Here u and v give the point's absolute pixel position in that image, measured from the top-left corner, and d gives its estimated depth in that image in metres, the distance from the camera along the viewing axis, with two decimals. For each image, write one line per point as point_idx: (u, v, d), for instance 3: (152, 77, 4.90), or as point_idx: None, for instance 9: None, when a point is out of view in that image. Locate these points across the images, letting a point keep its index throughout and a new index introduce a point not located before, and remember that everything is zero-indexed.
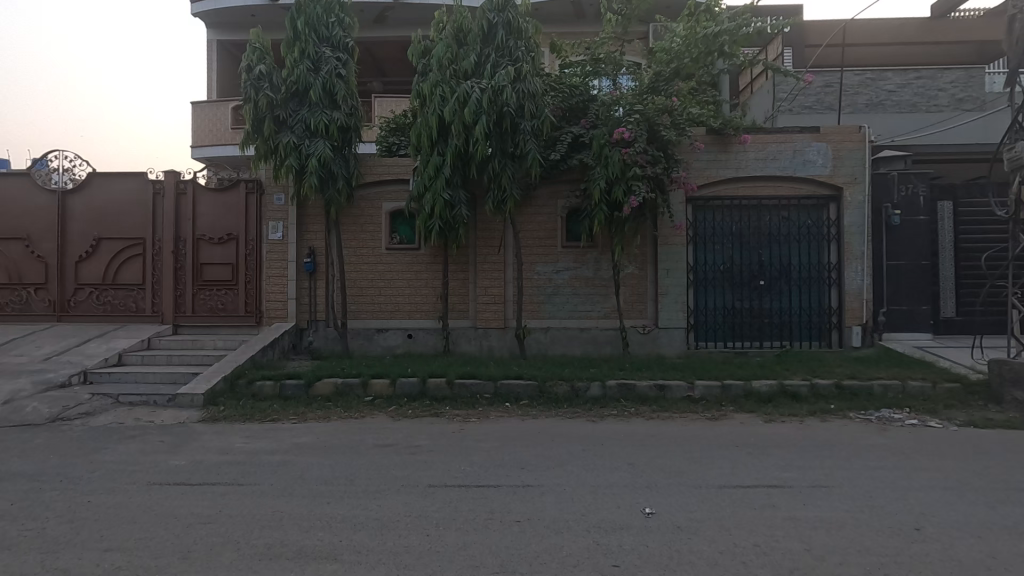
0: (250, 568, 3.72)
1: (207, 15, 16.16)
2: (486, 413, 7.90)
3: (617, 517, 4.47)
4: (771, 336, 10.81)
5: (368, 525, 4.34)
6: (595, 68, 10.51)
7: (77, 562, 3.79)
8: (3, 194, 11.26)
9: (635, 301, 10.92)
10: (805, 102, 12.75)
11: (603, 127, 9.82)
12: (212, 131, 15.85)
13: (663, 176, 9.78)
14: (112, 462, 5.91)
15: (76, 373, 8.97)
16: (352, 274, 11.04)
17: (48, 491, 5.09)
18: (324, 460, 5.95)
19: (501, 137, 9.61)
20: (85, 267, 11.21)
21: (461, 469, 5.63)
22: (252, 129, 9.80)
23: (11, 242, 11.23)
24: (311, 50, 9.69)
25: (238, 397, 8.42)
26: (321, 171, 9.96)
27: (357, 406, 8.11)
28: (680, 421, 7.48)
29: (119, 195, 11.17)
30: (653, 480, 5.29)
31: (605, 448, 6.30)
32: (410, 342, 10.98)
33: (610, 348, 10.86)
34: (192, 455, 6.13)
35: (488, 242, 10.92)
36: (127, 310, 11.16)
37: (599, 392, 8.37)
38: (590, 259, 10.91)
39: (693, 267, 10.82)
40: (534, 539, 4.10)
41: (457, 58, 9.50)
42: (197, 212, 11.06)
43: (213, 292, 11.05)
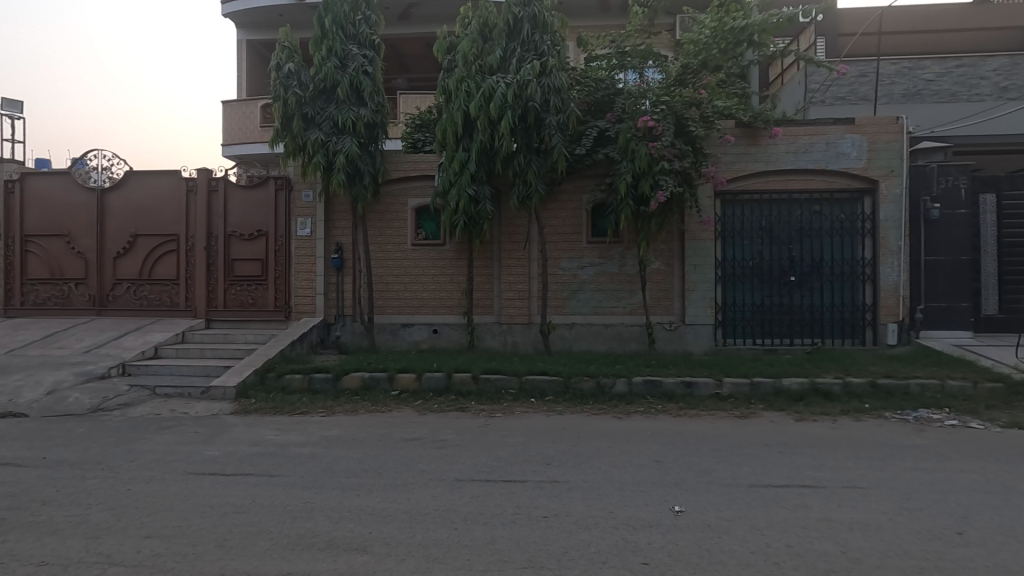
0: (283, 556, 3.80)
1: (237, 16, 16.47)
2: (511, 408, 7.91)
3: (645, 515, 4.43)
4: (801, 333, 10.57)
5: (397, 518, 4.38)
6: (621, 62, 10.39)
7: (119, 548, 3.91)
8: (45, 192, 11.66)
9: (662, 297, 10.78)
10: (838, 92, 12.52)
11: (629, 120, 9.69)
12: (242, 130, 16.17)
13: (691, 170, 9.66)
14: (150, 451, 6.09)
15: (115, 365, 9.26)
16: (378, 270, 11.15)
17: (91, 479, 5.27)
18: (353, 453, 6.03)
19: (526, 132, 9.58)
20: (122, 262, 11.57)
21: (487, 464, 5.64)
22: (281, 127, 9.95)
23: (53, 238, 11.64)
24: (338, 49, 9.79)
25: (268, 390, 8.60)
26: (349, 168, 10.09)
27: (384, 400, 8.21)
28: (706, 419, 7.38)
29: (154, 192, 11.48)
30: (681, 478, 5.23)
31: (631, 445, 6.24)
32: (435, 338, 11.05)
33: (636, 344, 10.76)
34: (225, 446, 6.28)
35: (513, 238, 10.91)
36: (162, 304, 11.47)
37: (624, 389, 8.32)
38: (615, 254, 10.81)
39: (721, 263, 10.64)
40: (563, 535, 4.09)
41: (483, 53, 9.50)
42: (229, 208, 11.30)
43: (244, 287, 11.29)
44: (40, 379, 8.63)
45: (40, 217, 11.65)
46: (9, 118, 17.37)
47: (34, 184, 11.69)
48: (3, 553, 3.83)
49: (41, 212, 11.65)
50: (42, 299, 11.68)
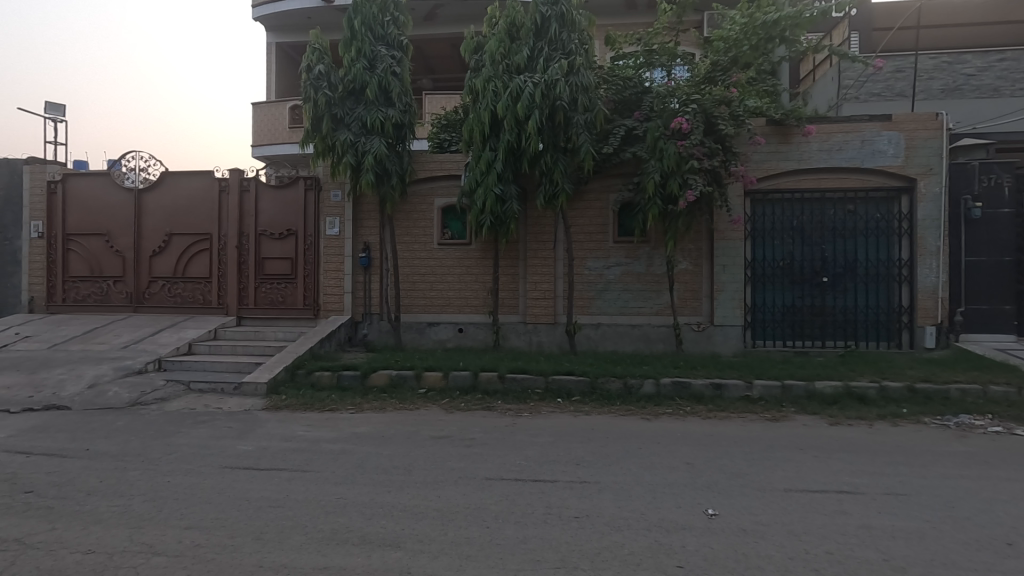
0: (319, 551, 3.85)
1: (267, 19, 16.78)
2: (537, 408, 7.91)
3: (678, 517, 4.38)
4: (834, 335, 10.32)
5: (428, 515, 4.41)
6: (648, 60, 10.30)
7: (161, 538, 4.01)
8: (85, 193, 12.04)
9: (690, 298, 10.66)
10: (874, 88, 12.17)
11: (657, 119, 9.58)
12: (272, 131, 16.45)
13: (721, 169, 9.51)
14: (187, 445, 6.25)
15: (151, 360, 9.51)
16: (404, 269, 11.25)
17: (132, 470, 5.43)
18: (383, 449, 6.09)
19: (553, 131, 9.56)
20: (158, 261, 11.89)
21: (516, 463, 5.64)
22: (311, 127, 10.08)
23: (92, 237, 12.01)
24: (367, 49, 9.89)
25: (298, 387, 8.75)
26: (377, 168, 10.20)
27: (411, 398, 8.28)
28: (737, 421, 7.26)
29: (188, 193, 11.77)
30: (713, 480, 5.16)
31: (661, 446, 6.17)
32: (460, 337, 11.10)
33: (663, 345, 10.66)
34: (258, 441, 6.41)
35: (539, 238, 10.89)
36: (195, 302, 11.75)
37: (652, 390, 8.25)
38: (642, 253, 10.71)
39: (751, 263, 10.46)
40: (595, 536, 4.07)
41: (510, 52, 9.49)
42: (260, 208, 11.52)
43: (274, 286, 11.49)
44: (81, 373, 8.93)
45: (80, 216, 12.03)
46: (52, 121, 17.99)
47: (75, 184, 12.07)
48: (53, 541, 3.97)
49: (82, 212, 12.04)
50: (82, 296, 12.06)
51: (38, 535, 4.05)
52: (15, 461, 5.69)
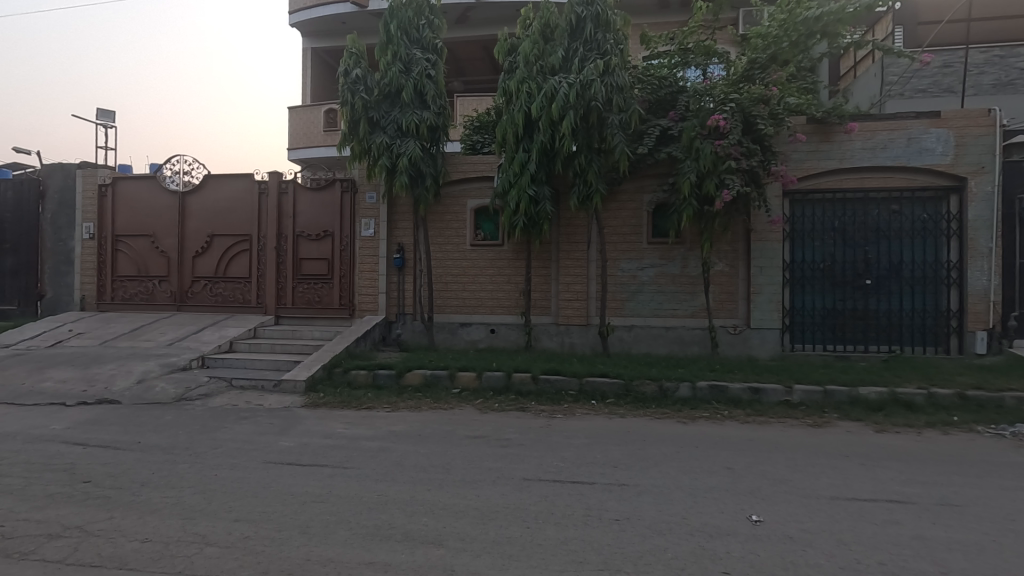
0: (364, 546, 3.91)
1: (304, 25, 17.14)
2: (571, 410, 7.88)
3: (721, 523, 4.30)
4: (877, 340, 9.99)
5: (469, 514, 4.43)
6: (683, 59, 10.16)
7: (213, 529, 4.14)
8: (133, 196, 12.51)
9: (725, 300, 10.48)
10: (919, 84, 11.75)
11: (693, 118, 9.44)
12: (308, 134, 16.81)
13: (759, 169, 9.32)
14: (232, 440, 6.44)
15: (195, 358, 9.82)
16: (437, 269, 11.35)
17: (181, 463, 5.62)
18: (421, 448, 6.17)
19: (587, 132, 9.52)
20: (200, 261, 12.27)
21: (553, 464, 5.63)
22: (347, 130, 10.26)
23: (139, 238, 12.47)
24: (402, 53, 10.02)
25: (335, 385, 8.92)
26: (412, 170, 10.33)
27: (446, 398, 8.35)
28: (777, 426, 7.08)
29: (229, 195, 12.12)
30: (755, 486, 5.06)
31: (700, 451, 6.07)
32: (492, 337, 11.13)
33: (697, 348, 10.51)
34: (299, 437, 6.55)
35: (571, 238, 10.87)
36: (235, 301, 12.08)
37: (688, 393, 8.13)
38: (677, 255, 10.58)
39: (790, 265, 10.22)
40: (637, 539, 4.03)
41: (545, 53, 9.50)
42: (297, 210, 11.80)
43: (311, 286, 11.74)
44: (130, 369, 9.28)
45: (128, 218, 12.50)
46: (103, 127, 18.79)
47: (124, 187, 12.56)
48: (111, 529, 4.13)
49: (129, 214, 12.51)
50: (129, 295, 12.53)
51: (97, 523, 4.22)
52: (72, 452, 5.95)
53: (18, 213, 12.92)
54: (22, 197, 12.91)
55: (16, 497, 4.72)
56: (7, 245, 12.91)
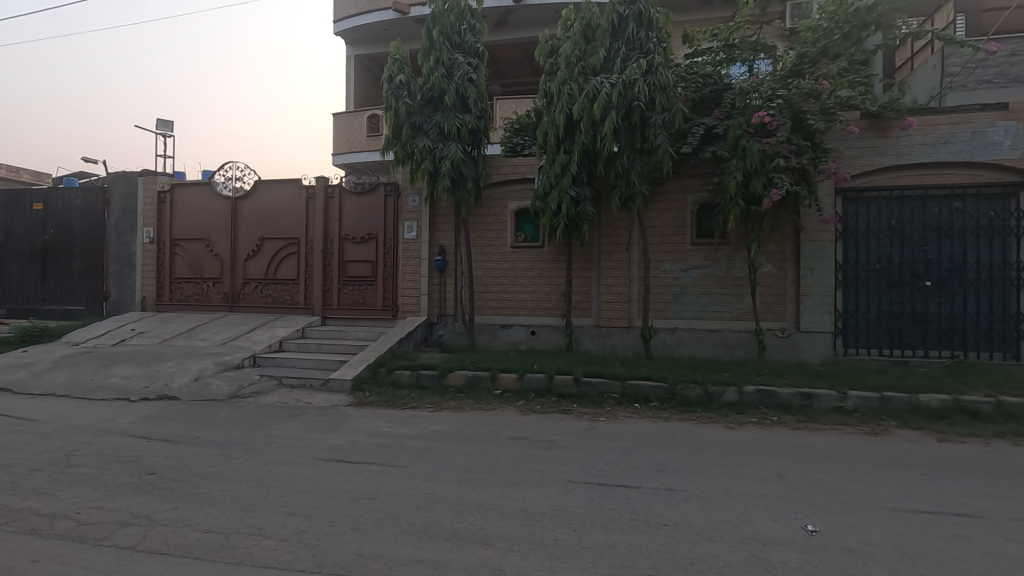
0: (413, 543, 3.98)
1: (348, 33, 17.61)
2: (615, 412, 7.80)
3: (775, 532, 4.17)
4: (938, 344, 9.50)
5: (515, 515, 4.45)
6: (729, 55, 9.91)
7: (269, 522, 4.29)
8: (189, 202, 13.10)
9: (773, 302, 10.17)
10: (984, 75, 11.02)
11: (739, 116, 9.23)
12: (351, 140, 17.25)
13: (810, 167, 9.01)
14: (283, 437, 6.65)
15: (248, 357, 10.18)
16: (478, 271, 11.43)
17: (237, 458, 5.84)
18: (465, 448, 6.23)
19: (629, 132, 9.42)
20: (251, 264, 12.73)
21: (597, 467, 5.59)
22: (391, 135, 10.46)
23: (195, 242, 13.05)
24: (445, 58, 10.16)
25: (380, 384, 9.10)
26: (453, 173, 10.46)
27: (488, 398, 8.41)
28: (830, 434, 6.82)
29: (278, 200, 12.56)
30: (810, 495, 4.89)
31: (750, 457, 5.91)
32: (533, 339, 11.14)
33: (743, 351, 10.24)
34: (347, 435, 6.72)
35: (613, 239, 10.77)
36: (284, 302, 12.49)
37: (734, 398, 7.93)
38: (721, 256, 10.34)
39: (842, 266, 9.84)
40: (687, 546, 3.95)
41: (586, 54, 9.44)
42: (343, 213, 12.11)
43: (355, 287, 12.03)
44: (188, 366, 9.71)
45: (185, 223, 13.10)
46: (162, 136, 19.76)
47: (181, 193, 13.17)
48: (176, 519, 4.34)
49: (186, 219, 13.10)
50: (186, 296, 13.12)
51: (163, 513, 4.44)
52: (138, 445, 6.28)
53: (85, 219, 13.64)
54: (90, 203, 13.63)
55: (89, 486, 5.01)
56: (76, 249, 13.66)
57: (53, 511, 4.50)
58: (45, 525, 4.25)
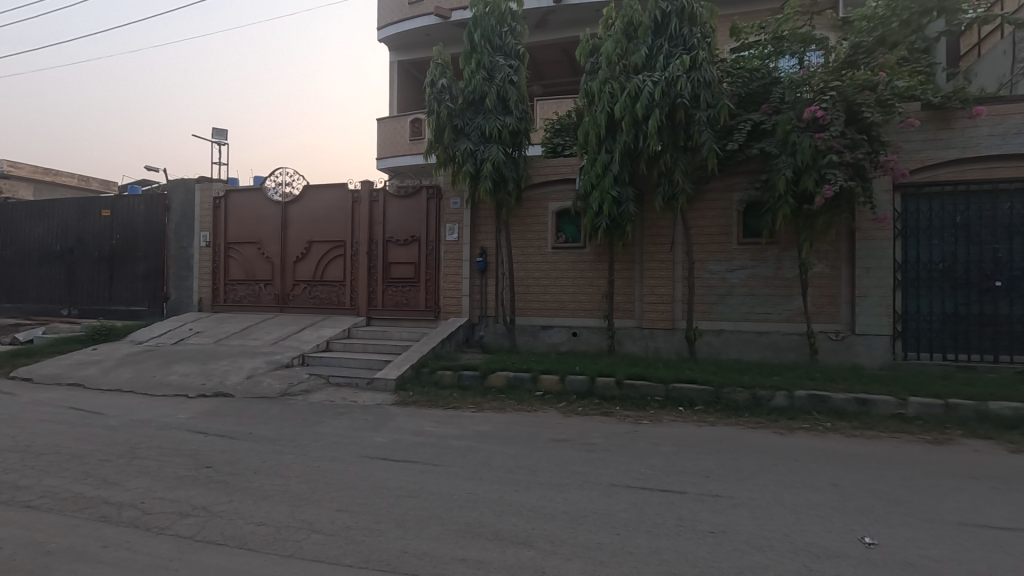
0: (457, 542, 4.02)
1: (391, 40, 17.97)
2: (658, 416, 7.66)
3: (829, 544, 4.00)
4: (1009, 349, 8.92)
5: (558, 517, 4.43)
6: (777, 48, 9.50)
7: (318, 517, 4.42)
8: (242, 207, 13.67)
9: (826, 304, 9.76)
10: None
11: (789, 111, 8.91)
12: (395, 144, 17.60)
13: (866, 162, 8.62)
14: (331, 434, 6.85)
15: (297, 356, 10.52)
16: (519, 273, 11.45)
17: (287, 454, 6.05)
18: (507, 449, 6.24)
19: (673, 130, 9.24)
20: (300, 266, 13.17)
21: (641, 471, 5.50)
22: (433, 139, 10.60)
23: (247, 245, 13.59)
24: (486, 61, 10.23)
25: (423, 384, 9.24)
26: (495, 175, 10.53)
27: (529, 400, 8.39)
28: (889, 442, 6.49)
29: (325, 204, 12.94)
30: (867, 505, 4.66)
31: (801, 464, 5.68)
32: (574, 340, 11.07)
33: (794, 355, 9.87)
34: (391, 434, 6.86)
35: (656, 239, 10.59)
36: (331, 303, 12.86)
37: (785, 403, 7.67)
38: (770, 256, 10.01)
39: (902, 266, 9.35)
40: (734, 554, 3.84)
41: (628, 52, 9.31)
42: (387, 216, 12.37)
43: (399, 289, 12.26)
44: (241, 365, 10.12)
45: (239, 227, 13.66)
46: (217, 144, 20.67)
47: (235, 199, 13.75)
48: (231, 511, 4.53)
49: (239, 223, 13.66)
50: (239, 297, 13.68)
51: (219, 506, 4.64)
52: (196, 439, 6.59)
53: (148, 224, 14.41)
54: (152, 210, 14.39)
55: (152, 478, 5.29)
56: (139, 252, 14.47)
57: (120, 499, 4.77)
58: (113, 512, 4.51)
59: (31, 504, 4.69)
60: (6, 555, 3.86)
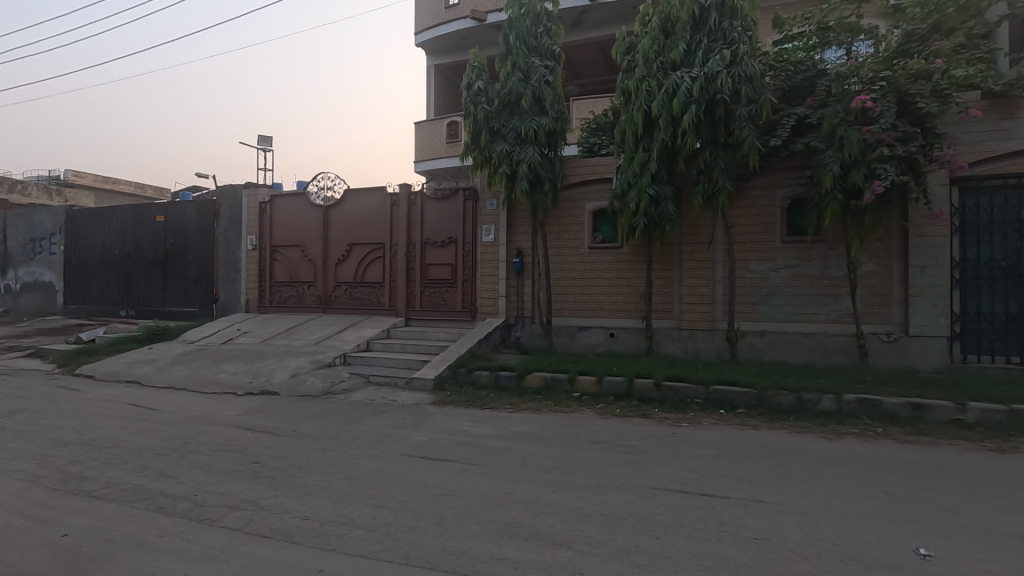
0: (494, 541, 4.05)
1: (428, 44, 18.24)
2: (698, 419, 7.50)
3: (881, 554, 3.84)
4: None
5: (595, 519, 4.41)
6: (823, 39, 9.16)
7: (360, 513, 4.54)
8: (286, 211, 14.11)
9: (876, 304, 9.36)
10: None
11: (836, 104, 8.58)
12: (431, 147, 17.85)
13: (919, 155, 8.25)
14: (372, 432, 7.00)
15: (338, 355, 10.78)
16: (556, 273, 11.42)
17: (330, 451, 6.22)
18: (544, 450, 6.24)
19: (712, 127, 9.04)
20: (341, 268, 13.50)
21: (680, 474, 5.41)
22: (470, 141, 10.68)
23: (291, 248, 14.03)
24: (522, 62, 10.26)
25: (460, 384, 9.32)
26: (531, 176, 10.54)
27: (566, 401, 8.36)
28: (945, 449, 6.16)
29: (365, 208, 13.24)
30: (922, 515, 4.45)
31: (850, 471, 5.47)
32: (612, 341, 10.98)
33: (842, 357, 9.51)
34: (430, 433, 6.95)
35: (695, 238, 10.39)
36: (371, 304, 13.13)
37: (832, 406, 7.40)
38: (815, 254, 9.67)
39: (960, 263, 8.89)
40: (779, 562, 3.73)
41: (665, 49, 9.17)
42: (425, 218, 12.55)
43: (437, 289, 12.42)
44: (286, 364, 10.46)
45: (283, 230, 14.11)
46: (262, 151, 21.43)
47: (279, 204, 14.22)
48: (278, 505, 4.69)
49: (283, 227, 14.11)
50: (284, 299, 14.13)
51: (266, 500, 4.82)
52: (244, 436, 6.85)
53: (199, 228, 15.05)
54: (202, 215, 15.02)
55: (204, 472, 5.53)
56: (191, 256, 15.12)
57: (175, 492, 5.01)
58: (169, 504, 4.74)
59: (95, 494, 4.98)
60: (73, 542, 4.11)
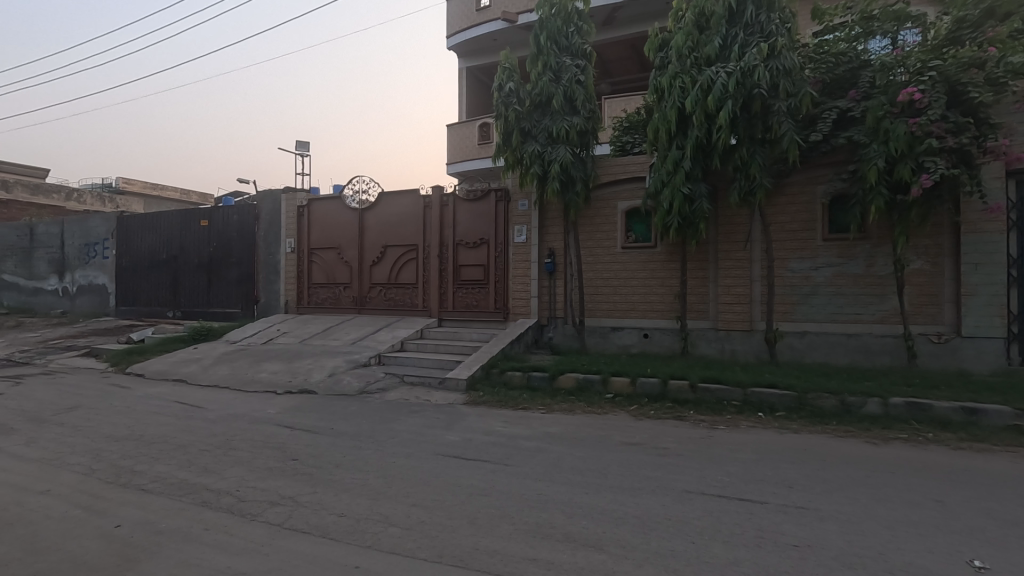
0: (527, 542, 4.05)
1: (459, 47, 18.40)
2: (735, 421, 7.32)
3: (931, 564, 3.68)
4: None
5: (628, 521, 4.36)
6: (866, 28, 8.77)
7: (395, 511, 4.61)
8: (323, 215, 14.46)
9: (926, 303, 8.94)
10: None
11: (881, 96, 8.25)
12: (463, 149, 17.99)
13: (972, 147, 7.87)
14: (406, 431, 7.10)
15: (373, 355, 10.96)
16: (588, 273, 11.34)
17: (365, 450, 6.34)
18: (577, 451, 6.20)
19: (749, 122, 8.82)
20: (376, 270, 13.74)
21: (717, 478, 5.30)
22: (501, 142, 10.71)
23: (328, 251, 14.36)
24: (553, 62, 10.25)
25: (493, 384, 9.36)
26: (563, 176, 10.50)
27: (599, 402, 8.30)
28: (1002, 456, 5.85)
29: (399, 210, 13.44)
30: (976, 525, 4.24)
31: (897, 477, 5.25)
32: (646, 342, 10.84)
33: (888, 359, 9.15)
34: (463, 433, 7.00)
35: (731, 237, 10.17)
36: (404, 305, 13.32)
37: (878, 410, 7.13)
38: (859, 252, 9.33)
39: (1018, 261, 8.52)
40: (820, 570, 3.62)
41: (699, 44, 9.00)
42: (457, 220, 12.67)
43: (469, 290, 12.51)
44: (324, 364, 10.71)
45: (320, 233, 14.46)
46: (300, 156, 22.02)
47: (316, 207, 14.57)
48: (315, 502, 4.80)
49: (320, 230, 14.46)
50: (321, 300, 14.48)
51: (304, 496, 4.94)
52: (283, 433, 7.04)
53: (240, 232, 15.56)
54: (243, 219, 15.52)
55: (246, 468, 5.71)
56: (233, 259, 15.64)
57: (219, 487, 5.19)
58: (213, 498, 4.91)
59: (144, 487, 5.21)
60: (125, 533, 4.30)
